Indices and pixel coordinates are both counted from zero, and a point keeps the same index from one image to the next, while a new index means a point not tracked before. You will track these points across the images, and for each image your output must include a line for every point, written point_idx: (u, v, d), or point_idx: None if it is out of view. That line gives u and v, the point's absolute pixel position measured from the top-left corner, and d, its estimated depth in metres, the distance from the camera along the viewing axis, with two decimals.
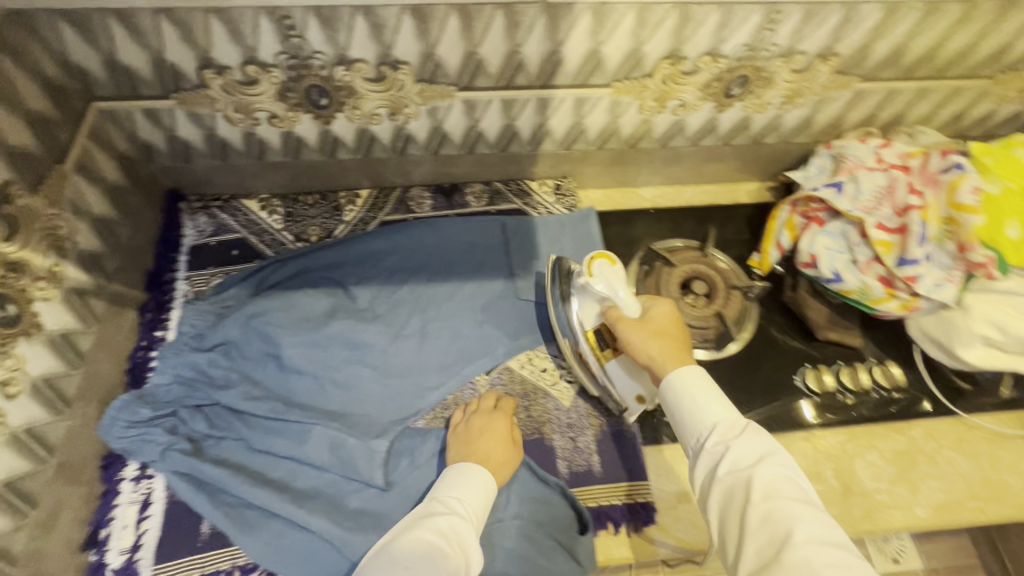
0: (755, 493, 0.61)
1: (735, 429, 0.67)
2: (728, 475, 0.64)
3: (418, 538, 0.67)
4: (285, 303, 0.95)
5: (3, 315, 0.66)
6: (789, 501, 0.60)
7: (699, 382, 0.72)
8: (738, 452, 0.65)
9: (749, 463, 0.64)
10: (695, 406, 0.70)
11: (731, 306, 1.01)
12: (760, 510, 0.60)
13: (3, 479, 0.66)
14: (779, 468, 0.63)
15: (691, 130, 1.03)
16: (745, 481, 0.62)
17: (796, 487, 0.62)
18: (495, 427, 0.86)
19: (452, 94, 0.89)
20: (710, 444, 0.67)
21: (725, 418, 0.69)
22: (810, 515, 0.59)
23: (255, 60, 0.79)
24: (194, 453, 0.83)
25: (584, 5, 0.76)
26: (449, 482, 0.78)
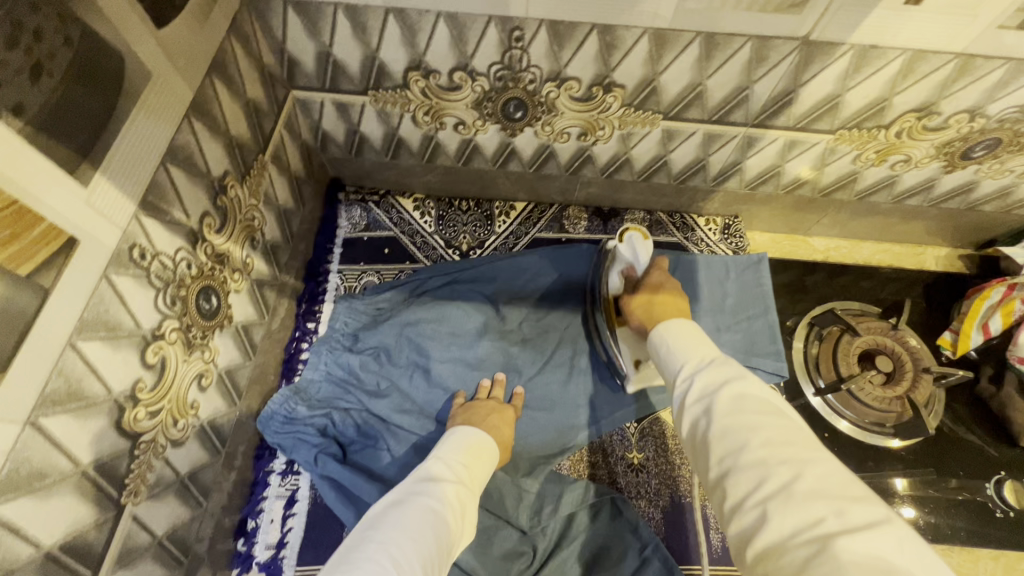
0: (718, 406, 0.49)
1: (705, 359, 0.55)
2: (696, 402, 0.51)
3: (421, 503, 0.59)
4: (438, 315, 0.91)
5: (208, 307, 0.66)
6: (748, 411, 0.48)
7: (674, 331, 0.62)
8: (705, 378, 0.53)
9: (715, 384, 0.51)
10: (668, 350, 0.60)
11: (921, 391, 0.89)
12: (717, 427, 0.48)
13: (190, 470, 0.66)
14: (745, 383, 0.50)
15: (901, 187, 0.92)
16: (707, 406, 0.50)
17: (765, 398, 0.49)
18: (507, 412, 0.82)
19: (655, 122, 0.82)
20: (681, 380, 0.55)
21: (702, 349, 0.57)
22: (771, 419, 0.47)
23: (465, 67, 0.75)
24: (342, 459, 0.81)
25: (852, 45, 0.66)
26: (447, 448, 0.70)
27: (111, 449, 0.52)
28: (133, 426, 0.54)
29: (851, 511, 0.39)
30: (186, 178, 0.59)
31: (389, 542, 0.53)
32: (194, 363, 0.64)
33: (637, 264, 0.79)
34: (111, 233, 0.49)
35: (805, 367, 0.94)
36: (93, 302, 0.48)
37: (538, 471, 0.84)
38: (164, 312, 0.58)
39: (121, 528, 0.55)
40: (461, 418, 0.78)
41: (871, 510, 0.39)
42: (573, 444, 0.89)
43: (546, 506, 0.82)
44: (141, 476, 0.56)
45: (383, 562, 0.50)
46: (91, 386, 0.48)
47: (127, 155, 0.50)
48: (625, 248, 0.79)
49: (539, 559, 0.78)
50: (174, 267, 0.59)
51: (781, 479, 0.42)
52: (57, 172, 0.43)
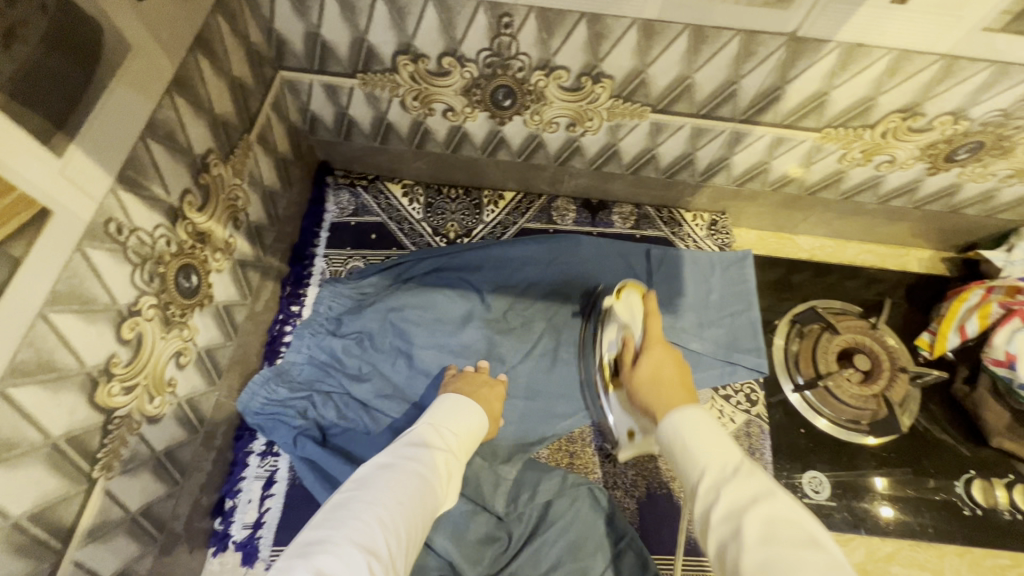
0: (750, 537, 0.46)
1: (726, 467, 0.52)
2: (722, 524, 0.48)
3: (409, 467, 0.61)
4: (422, 301, 0.91)
5: (188, 286, 0.66)
6: (782, 545, 0.44)
7: (687, 423, 0.57)
8: (731, 495, 0.49)
9: (741, 505, 0.48)
10: (683, 449, 0.56)
11: (896, 390, 0.91)
12: (749, 563, 0.44)
13: (166, 447, 0.66)
14: (775, 505, 0.47)
15: (886, 188, 0.92)
16: (736, 532, 0.47)
17: (797, 522, 0.46)
18: (498, 387, 0.82)
19: (643, 115, 0.82)
20: (701, 492, 0.52)
21: (722, 454, 0.53)
22: (810, 555, 0.43)
23: (455, 52, 0.74)
24: (322, 442, 0.81)
25: (838, 43, 0.66)
26: (441, 414, 0.71)
27: (84, 423, 0.52)
28: (107, 400, 0.54)
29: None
30: (166, 153, 0.59)
31: (374, 504, 0.55)
32: (172, 341, 0.64)
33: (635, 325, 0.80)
34: (86, 205, 0.48)
35: (785, 364, 0.96)
36: (66, 275, 0.47)
37: (517, 459, 0.84)
38: (142, 288, 0.57)
39: (93, 501, 0.55)
40: (454, 386, 0.79)
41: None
42: (553, 433, 0.89)
43: (523, 493, 0.82)
44: (115, 451, 0.57)
45: (368, 524, 0.53)
46: (64, 358, 0.48)
47: (104, 127, 0.49)
48: (623, 306, 0.83)
49: (514, 545, 0.79)
50: (152, 243, 0.58)
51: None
52: (29, 141, 0.42)
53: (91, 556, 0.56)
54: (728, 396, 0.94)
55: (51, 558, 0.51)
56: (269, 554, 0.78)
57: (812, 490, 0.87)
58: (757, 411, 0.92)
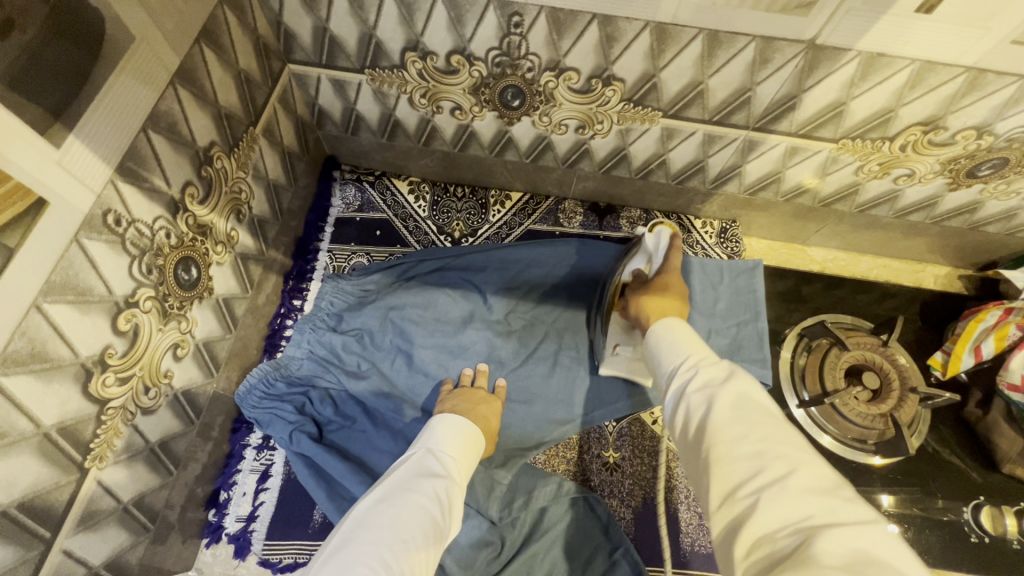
0: (720, 400, 0.47)
1: (707, 355, 0.54)
2: (697, 392, 0.50)
3: (411, 500, 0.59)
4: (423, 300, 0.91)
5: (188, 278, 0.66)
6: (747, 410, 0.46)
7: (675, 327, 0.60)
8: (706, 373, 0.51)
9: (714, 379, 0.50)
10: (667, 345, 0.58)
11: (906, 410, 0.88)
12: (717, 420, 0.46)
13: (161, 438, 0.66)
14: (746, 379, 0.49)
15: (903, 203, 0.90)
16: (708, 398, 0.48)
17: (765, 397, 0.48)
18: (495, 403, 0.82)
19: (654, 119, 0.80)
20: (679, 373, 0.53)
21: (704, 347, 0.56)
22: (771, 422, 0.45)
23: (463, 51, 0.73)
24: (318, 439, 0.81)
25: (859, 51, 0.64)
26: (439, 439, 0.70)
27: (76, 413, 0.52)
28: (101, 391, 0.54)
29: (841, 510, 0.38)
30: (168, 146, 0.58)
31: (378, 545, 0.53)
32: (169, 332, 0.64)
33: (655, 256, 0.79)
34: (83, 197, 0.48)
35: (791, 379, 0.93)
36: (62, 266, 0.47)
37: (512, 464, 0.84)
38: (140, 280, 0.57)
39: (84, 491, 0.55)
40: (451, 403, 0.78)
41: (859, 510, 0.38)
42: (552, 438, 0.88)
43: (517, 499, 0.82)
44: (108, 441, 0.57)
45: (374, 566, 0.51)
46: (57, 349, 0.48)
47: (104, 117, 0.49)
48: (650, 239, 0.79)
49: (506, 552, 0.77)
50: (151, 235, 0.58)
51: (775, 475, 0.41)
52: (26, 132, 0.42)
53: (80, 544, 0.56)
54: None
55: (38, 547, 0.51)
56: (261, 547, 0.78)
57: None
58: None
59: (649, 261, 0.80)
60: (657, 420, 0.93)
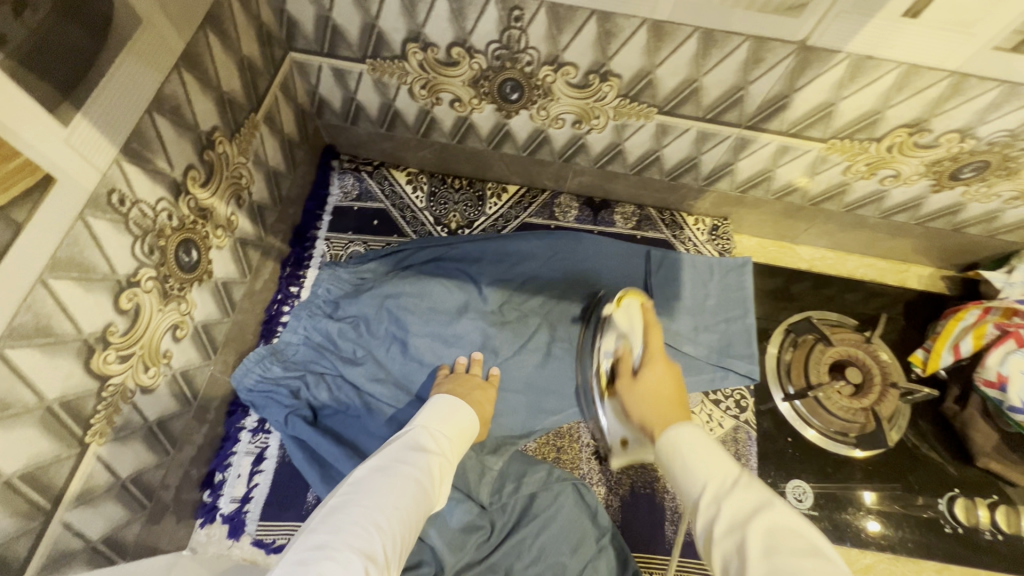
0: (753, 550, 0.45)
1: (725, 479, 0.52)
2: (726, 537, 0.48)
3: (405, 471, 0.61)
4: (419, 289, 0.92)
5: (188, 261, 0.67)
6: (788, 558, 0.44)
7: (685, 440, 0.57)
8: (731, 509, 0.49)
9: (742, 519, 0.48)
10: (680, 464, 0.56)
11: (886, 405, 0.91)
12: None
13: (158, 417, 0.67)
14: (776, 515, 0.47)
15: (889, 203, 0.92)
16: (740, 547, 0.46)
17: (803, 533, 0.46)
18: (489, 390, 0.83)
19: (649, 115, 0.82)
20: (701, 508, 0.52)
21: (721, 465, 0.54)
22: (818, 568, 0.42)
23: (464, 43, 0.75)
24: (312, 423, 0.82)
25: (849, 53, 0.66)
26: (434, 416, 0.71)
27: (78, 388, 0.53)
28: (102, 367, 0.55)
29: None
30: (172, 128, 0.59)
31: (372, 509, 0.56)
32: (169, 313, 0.65)
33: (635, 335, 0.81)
34: (89, 174, 0.49)
35: (777, 373, 0.96)
36: (67, 242, 0.48)
37: (504, 451, 0.85)
38: (141, 260, 0.58)
39: (84, 465, 0.56)
40: (446, 387, 0.80)
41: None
42: (541, 427, 0.90)
43: (508, 485, 0.83)
44: (108, 417, 0.58)
45: (366, 529, 0.53)
46: (61, 324, 0.49)
47: (111, 97, 0.50)
48: (620, 314, 0.85)
49: (497, 535, 0.79)
50: (154, 217, 0.59)
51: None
52: (36, 108, 0.43)
53: (80, 519, 0.57)
54: (717, 401, 0.95)
55: (39, 518, 0.52)
56: (255, 528, 0.80)
57: (794, 499, 0.88)
58: (746, 418, 0.93)
59: (626, 339, 0.82)
60: None
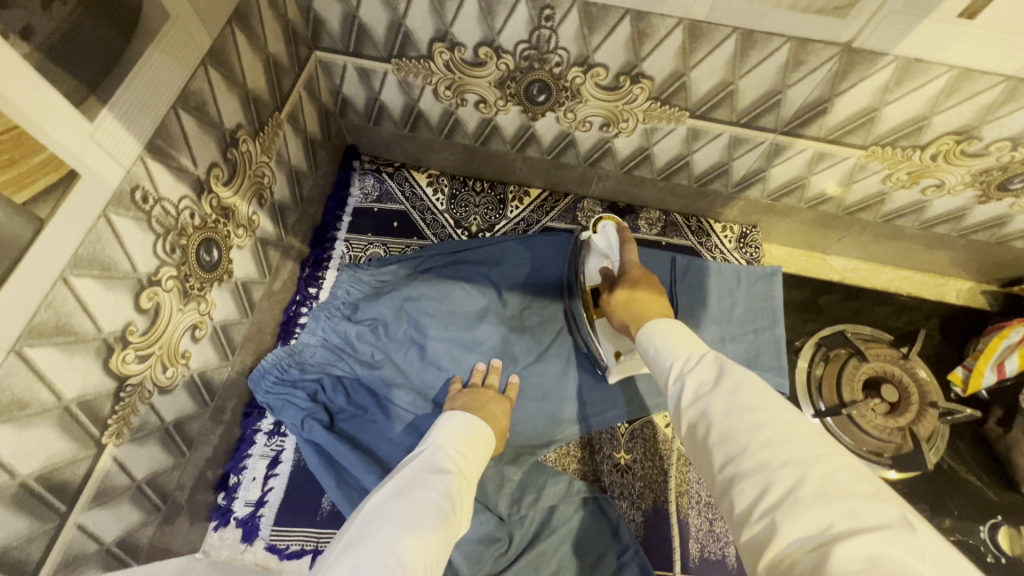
0: (714, 412, 0.46)
1: (693, 355, 0.53)
2: (690, 405, 0.49)
3: (424, 497, 0.59)
4: (439, 293, 0.90)
5: (209, 260, 0.66)
6: (742, 408, 0.45)
7: (665, 330, 0.59)
8: (694, 381, 0.50)
9: (703, 387, 0.49)
10: (657, 349, 0.58)
11: (924, 425, 0.87)
12: (715, 432, 0.45)
13: (176, 418, 0.66)
14: (732, 375, 0.48)
15: (929, 214, 0.88)
16: (702, 412, 0.47)
17: (762, 388, 0.46)
18: (503, 403, 0.81)
19: (680, 119, 0.79)
20: (672, 384, 0.53)
21: (695, 346, 0.54)
22: (769, 416, 0.43)
23: (492, 43, 0.73)
24: (329, 427, 0.81)
25: (896, 56, 0.63)
26: (447, 436, 0.69)
27: (95, 388, 0.52)
28: (121, 367, 0.54)
29: (863, 514, 0.36)
30: (196, 125, 0.58)
31: (392, 541, 0.53)
32: (189, 313, 0.64)
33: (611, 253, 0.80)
34: (114, 172, 0.48)
35: (807, 389, 0.92)
36: (89, 240, 0.47)
37: (523, 461, 0.83)
38: (163, 259, 0.57)
39: (99, 468, 0.55)
40: (460, 402, 0.78)
41: (883, 511, 0.36)
42: (560, 437, 0.88)
43: (526, 498, 0.81)
44: (125, 418, 0.57)
45: (387, 561, 0.50)
46: (82, 323, 0.48)
47: (138, 94, 0.49)
48: (600, 238, 0.81)
49: (514, 549, 0.77)
50: (176, 215, 0.58)
51: (784, 484, 0.39)
52: (63, 105, 0.42)
53: (95, 520, 0.56)
54: None
55: (55, 520, 0.51)
56: (268, 533, 0.78)
57: None
58: None
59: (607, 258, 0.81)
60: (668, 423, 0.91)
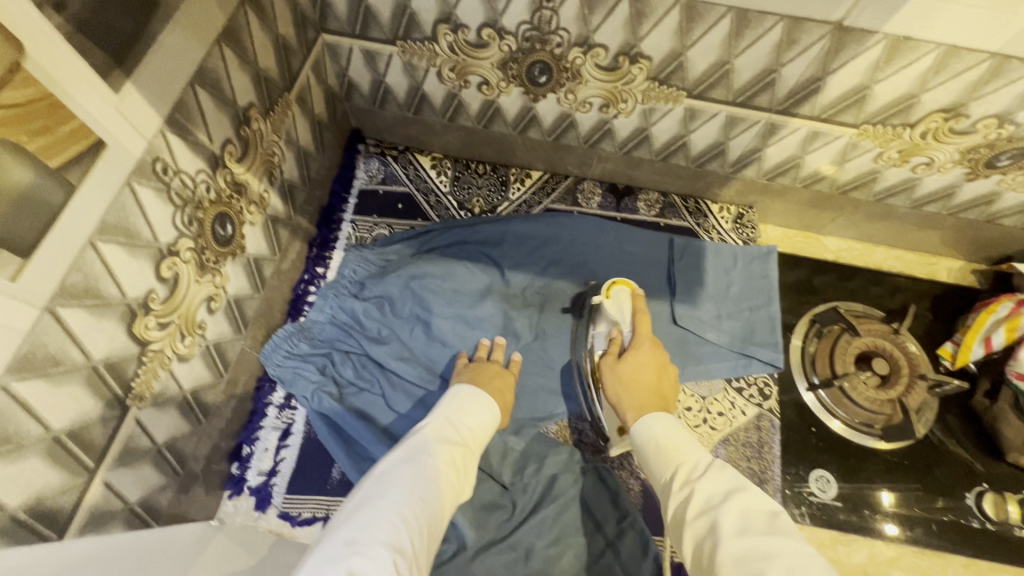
0: (726, 528, 0.49)
1: (698, 466, 0.57)
2: (698, 518, 0.51)
3: (430, 464, 0.61)
4: (444, 271, 0.93)
5: (223, 234, 0.68)
6: (756, 532, 0.48)
7: (661, 430, 0.63)
8: (704, 492, 0.53)
9: (715, 498, 0.52)
10: (658, 452, 0.61)
11: (914, 396, 0.89)
12: (727, 552, 0.47)
13: (193, 386, 0.69)
14: (747, 496, 0.51)
15: (921, 192, 0.91)
16: (712, 524, 0.50)
17: (778, 517, 0.49)
18: (508, 377, 0.83)
19: (678, 99, 0.82)
20: (677, 491, 0.55)
21: (697, 453, 0.59)
22: (783, 542, 0.46)
23: (495, 24, 0.75)
24: (338, 399, 0.84)
25: (886, 34, 0.65)
26: (457, 410, 0.72)
27: (121, 351, 0.54)
28: (143, 333, 0.57)
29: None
30: (212, 102, 0.61)
31: (399, 502, 0.55)
32: (204, 285, 0.66)
33: (624, 323, 0.81)
34: (137, 142, 0.51)
35: (801, 364, 0.95)
36: (114, 207, 0.50)
37: (526, 432, 0.86)
38: (181, 230, 0.60)
39: (125, 428, 0.57)
40: (467, 376, 0.81)
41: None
42: (561, 411, 0.90)
43: (530, 467, 0.84)
44: (147, 383, 0.59)
45: (393, 521, 0.53)
46: (108, 287, 0.51)
47: (158, 68, 0.51)
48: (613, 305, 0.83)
49: (517, 515, 0.80)
50: (194, 188, 0.61)
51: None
52: (91, 74, 0.44)
53: (121, 480, 0.59)
54: (740, 389, 0.94)
55: (84, 475, 0.53)
56: (281, 501, 0.81)
57: (818, 488, 0.87)
58: (769, 406, 0.93)
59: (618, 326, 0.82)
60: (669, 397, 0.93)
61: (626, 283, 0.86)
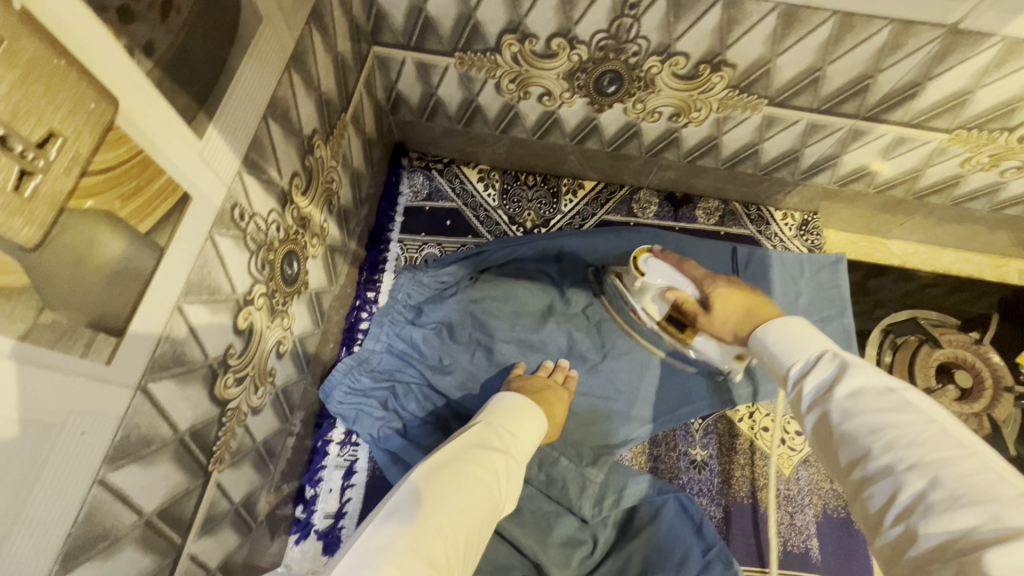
0: (835, 410, 0.43)
1: (816, 355, 0.49)
2: (814, 406, 0.45)
3: (468, 468, 0.56)
4: (503, 293, 0.88)
5: (290, 273, 0.63)
6: (869, 408, 0.41)
7: (774, 326, 0.54)
8: (818, 384, 0.46)
9: (827, 384, 0.45)
10: (772, 349, 0.53)
11: (999, 409, 0.88)
12: (839, 431, 0.42)
13: (264, 436, 0.65)
14: (859, 376, 0.44)
15: (1004, 195, 0.87)
16: (825, 409, 0.44)
17: (894, 388, 0.42)
18: (562, 392, 0.79)
19: (757, 107, 0.76)
20: (793, 384, 0.49)
21: (814, 344, 0.50)
22: (899, 416, 0.40)
23: (567, 33, 0.69)
24: (404, 434, 0.80)
25: (1003, 37, 0.60)
26: (501, 414, 0.67)
27: (204, 416, 0.50)
28: (222, 393, 0.52)
29: (1010, 514, 0.32)
30: (282, 134, 0.55)
31: (433, 509, 0.50)
32: (275, 329, 0.62)
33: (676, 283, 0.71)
34: (217, 190, 0.45)
35: None
36: (199, 264, 0.45)
37: (602, 463, 0.82)
38: (255, 277, 0.55)
39: (206, 496, 0.53)
40: (518, 385, 0.77)
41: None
42: (637, 436, 0.86)
43: (608, 499, 0.80)
44: (226, 443, 0.55)
45: (430, 534, 0.48)
46: (192, 351, 0.46)
47: (236, 105, 0.46)
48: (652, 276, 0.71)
49: (601, 551, 0.76)
50: (265, 230, 0.55)
51: (914, 486, 0.36)
52: (178, 123, 0.39)
53: (203, 549, 0.55)
54: None
55: (172, 553, 0.49)
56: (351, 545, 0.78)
57: None
58: None
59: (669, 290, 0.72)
60: (742, 417, 0.90)
61: (644, 249, 0.75)
